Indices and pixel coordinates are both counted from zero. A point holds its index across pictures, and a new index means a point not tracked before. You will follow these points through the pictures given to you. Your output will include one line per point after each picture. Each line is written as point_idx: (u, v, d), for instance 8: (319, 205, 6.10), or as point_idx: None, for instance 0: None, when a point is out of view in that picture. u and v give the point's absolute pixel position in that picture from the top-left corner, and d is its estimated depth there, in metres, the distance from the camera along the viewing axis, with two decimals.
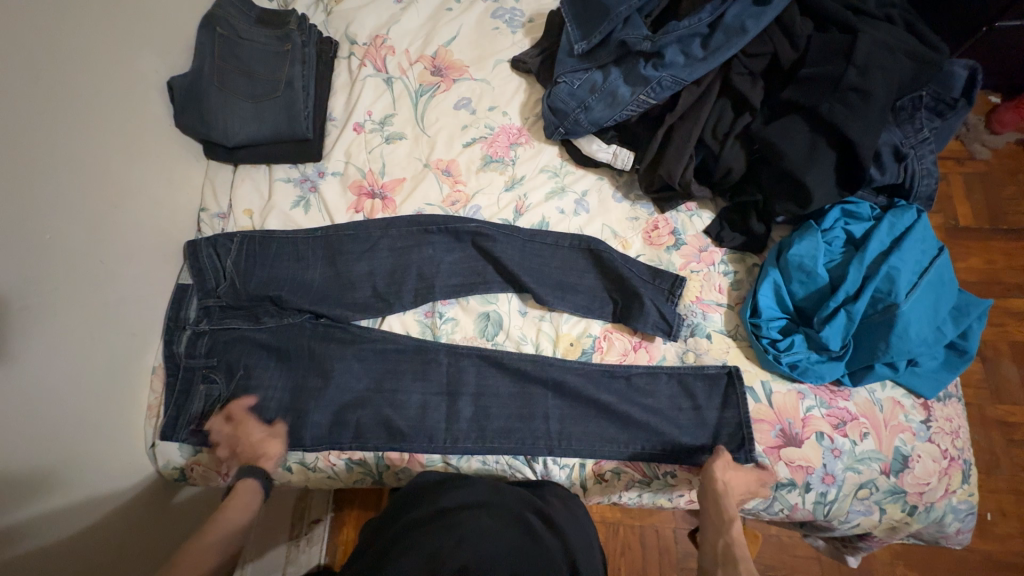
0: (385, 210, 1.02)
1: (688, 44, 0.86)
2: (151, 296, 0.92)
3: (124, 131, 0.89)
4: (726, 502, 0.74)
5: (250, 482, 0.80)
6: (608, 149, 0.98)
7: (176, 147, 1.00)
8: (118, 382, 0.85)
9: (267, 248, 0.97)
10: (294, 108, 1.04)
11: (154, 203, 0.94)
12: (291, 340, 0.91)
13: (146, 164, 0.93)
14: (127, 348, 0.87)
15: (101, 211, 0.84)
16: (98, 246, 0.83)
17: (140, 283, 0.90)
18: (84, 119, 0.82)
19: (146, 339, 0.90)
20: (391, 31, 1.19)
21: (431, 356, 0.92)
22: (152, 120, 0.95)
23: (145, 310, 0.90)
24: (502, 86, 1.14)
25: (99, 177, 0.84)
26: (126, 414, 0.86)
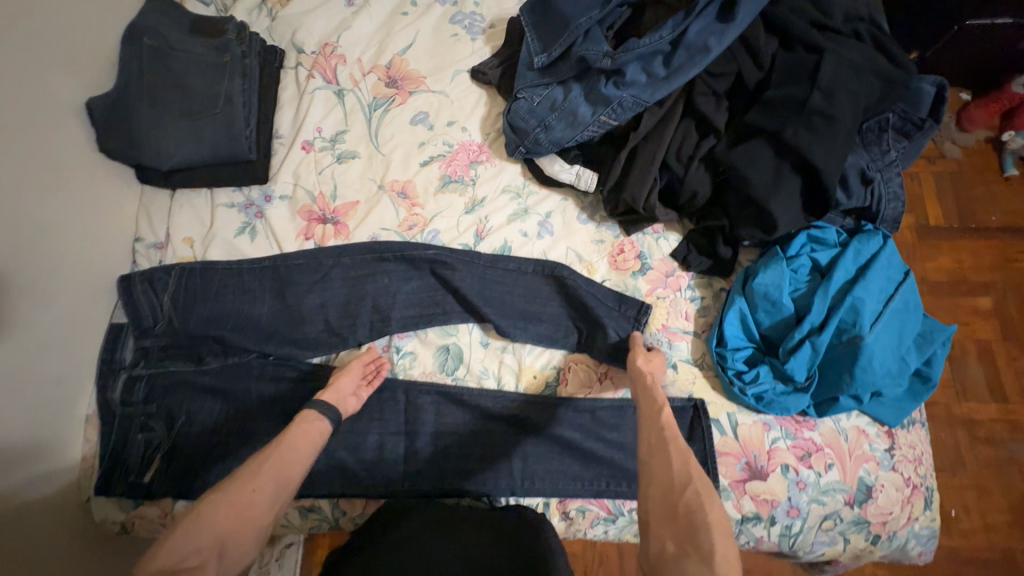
0: (338, 236, 0.96)
1: (650, 62, 0.82)
2: (79, 338, 0.85)
3: (40, 158, 0.81)
4: (654, 388, 0.77)
5: (311, 410, 0.77)
6: (571, 170, 0.93)
7: (103, 171, 0.92)
8: (44, 437, 0.78)
9: (210, 282, 0.91)
10: (234, 127, 0.96)
11: (78, 234, 0.86)
12: (236, 382, 0.86)
13: (67, 193, 0.85)
14: (51, 399, 0.80)
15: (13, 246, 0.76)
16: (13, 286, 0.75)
17: (64, 325, 0.82)
18: None
19: (74, 386, 0.84)
20: (342, 38, 1.11)
21: (386, 393, 0.88)
22: (73, 142, 0.87)
23: (72, 353, 0.83)
24: (461, 99, 1.08)
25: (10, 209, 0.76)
26: (55, 470, 0.79)
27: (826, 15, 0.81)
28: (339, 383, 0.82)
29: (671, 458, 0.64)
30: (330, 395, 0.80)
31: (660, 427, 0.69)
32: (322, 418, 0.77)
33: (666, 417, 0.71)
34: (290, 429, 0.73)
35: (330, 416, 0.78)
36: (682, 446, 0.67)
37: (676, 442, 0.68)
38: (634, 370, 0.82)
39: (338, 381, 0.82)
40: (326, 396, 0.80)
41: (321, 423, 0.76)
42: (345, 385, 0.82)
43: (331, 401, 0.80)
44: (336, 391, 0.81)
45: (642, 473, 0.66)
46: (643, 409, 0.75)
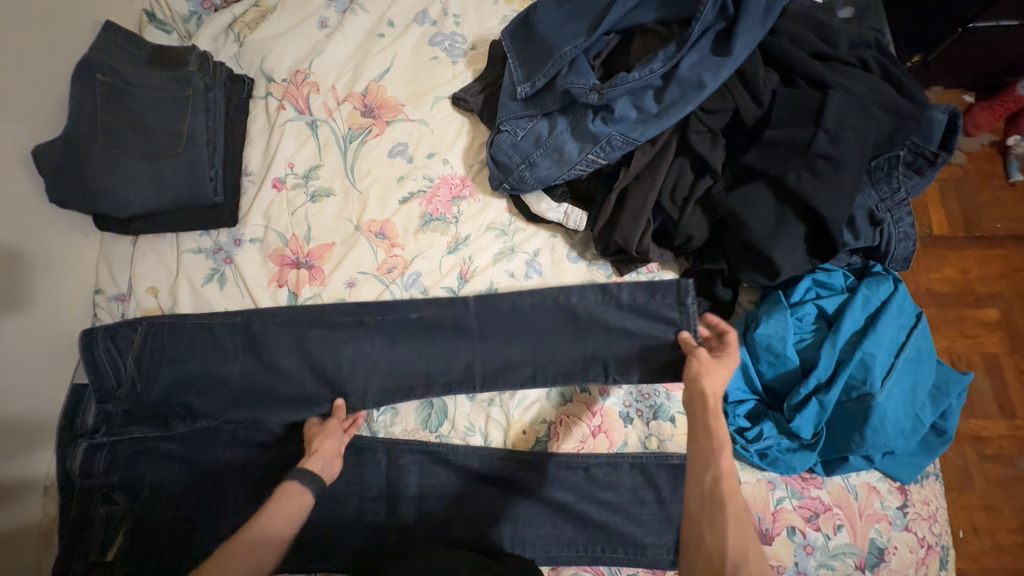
0: (313, 282, 0.91)
1: (641, 97, 0.76)
2: (32, 404, 0.79)
3: None
4: (715, 420, 0.62)
5: (293, 482, 0.69)
6: (559, 208, 0.87)
7: (55, 221, 0.86)
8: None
9: (178, 338, 0.85)
10: (197, 168, 0.90)
11: (28, 291, 0.80)
12: (206, 448, 0.82)
13: (13, 250, 0.79)
14: (3, 475, 0.75)
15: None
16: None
17: (18, 392, 0.77)
18: None
19: (28, 457, 0.78)
20: (314, 64, 1.05)
21: (367, 453, 0.84)
22: (19, 192, 0.81)
23: (26, 421, 0.78)
24: (443, 128, 1.02)
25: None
26: (18, 554, 0.74)
27: (828, 45, 0.75)
28: (323, 448, 0.77)
29: (725, 529, 0.54)
30: (315, 461, 0.75)
31: (716, 484, 0.57)
32: (303, 492, 0.69)
33: (726, 468, 0.59)
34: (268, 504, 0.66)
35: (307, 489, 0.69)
36: (739, 511, 0.56)
37: (734, 503, 0.56)
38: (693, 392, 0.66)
39: (321, 447, 0.77)
40: (309, 464, 0.74)
41: (301, 497, 0.68)
42: (329, 448, 0.77)
43: (315, 468, 0.74)
44: (320, 455, 0.75)
45: (688, 530, 0.57)
46: (697, 443, 0.62)
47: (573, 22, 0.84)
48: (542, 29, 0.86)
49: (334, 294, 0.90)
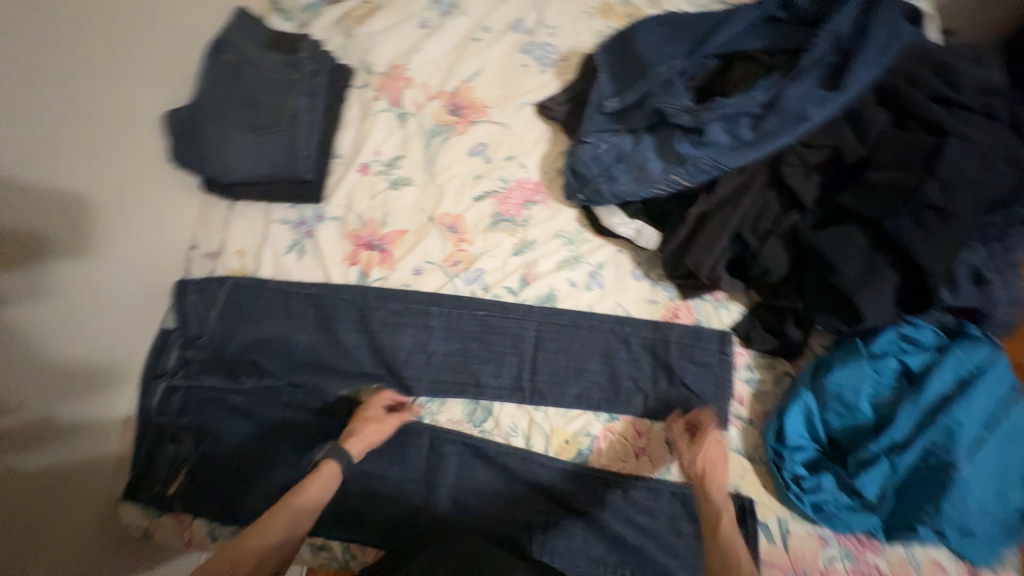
0: (383, 265, 0.95)
1: (735, 124, 0.75)
2: (127, 345, 0.87)
3: (106, 166, 0.84)
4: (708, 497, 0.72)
5: (333, 464, 0.77)
6: (631, 225, 0.87)
7: (168, 184, 0.95)
8: (86, 440, 0.80)
9: (258, 299, 0.92)
10: (296, 146, 0.98)
11: (138, 244, 0.90)
12: (267, 406, 0.86)
13: (129, 201, 0.88)
14: (93, 407, 0.82)
15: (65, 256, 0.78)
16: (59, 292, 0.77)
17: (114, 329, 0.85)
18: (60, 154, 0.77)
19: (114, 391, 0.85)
20: (411, 61, 1.11)
21: (411, 439, 0.86)
22: (143, 154, 0.91)
23: (119, 360, 0.86)
24: (523, 134, 1.04)
25: (64, 219, 0.77)
26: (95, 477, 0.81)
27: (953, 88, 0.71)
28: (366, 433, 0.81)
29: None
30: (355, 446, 0.80)
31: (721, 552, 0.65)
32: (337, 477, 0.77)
33: (726, 532, 0.67)
34: (306, 484, 0.74)
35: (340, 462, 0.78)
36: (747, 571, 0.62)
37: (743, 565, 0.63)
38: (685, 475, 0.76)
39: (364, 430, 0.81)
40: (351, 445, 0.79)
41: (332, 478, 0.76)
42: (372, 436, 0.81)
43: (354, 449, 0.79)
44: (363, 440, 0.80)
45: None
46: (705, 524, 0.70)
47: (673, 43, 0.85)
48: (641, 48, 0.87)
49: (400, 279, 0.94)
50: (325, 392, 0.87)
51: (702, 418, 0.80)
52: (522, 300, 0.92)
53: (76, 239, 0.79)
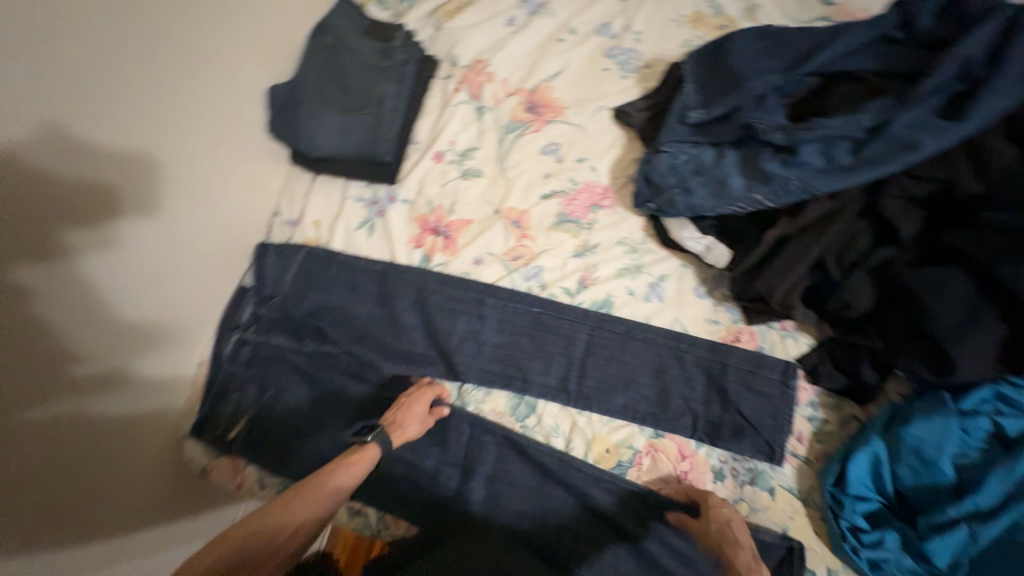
0: (445, 251, 0.98)
1: (833, 146, 0.71)
2: (206, 311, 0.95)
3: (205, 138, 0.91)
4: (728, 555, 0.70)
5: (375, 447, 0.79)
6: (701, 240, 0.84)
7: (262, 162, 1.03)
8: (161, 386, 0.88)
9: (327, 268, 0.97)
10: (379, 129, 1.03)
11: (229, 219, 0.97)
12: (325, 370, 0.91)
13: (221, 171, 0.95)
14: (171, 358, 0.89)
15: (160, 231, 0.85)
16: (153, 262, 0.84)
17: (195, 288, 0.92)
18: (166, 125, 0.83)
19: (190, 345, 0.93)
20: (495, 57, 1.14)
21: (452, 425, 0.87)
22: (243, 137, 0.98)
23: (199, 323, 0.94)
24: (597, 137, 1.04)
25: (163, 196, 0.85)
26: (166, 420, 0.89)
27: None
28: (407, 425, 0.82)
29: None
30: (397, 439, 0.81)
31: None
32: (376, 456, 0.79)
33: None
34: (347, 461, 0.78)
35: (381, 448, 0.80)
36: None
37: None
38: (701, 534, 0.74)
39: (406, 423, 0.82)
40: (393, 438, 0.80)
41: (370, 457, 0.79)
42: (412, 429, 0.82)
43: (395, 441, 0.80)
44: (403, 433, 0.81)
45: None
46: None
47: (773, 56, 0.82)
48: (736, 60, 0.84)
49: (460, 267, 0.96)
50: (376, 364, 0.90)
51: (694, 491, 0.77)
52: (577, 302, 0.91)
53: (172, 215, 0.87)
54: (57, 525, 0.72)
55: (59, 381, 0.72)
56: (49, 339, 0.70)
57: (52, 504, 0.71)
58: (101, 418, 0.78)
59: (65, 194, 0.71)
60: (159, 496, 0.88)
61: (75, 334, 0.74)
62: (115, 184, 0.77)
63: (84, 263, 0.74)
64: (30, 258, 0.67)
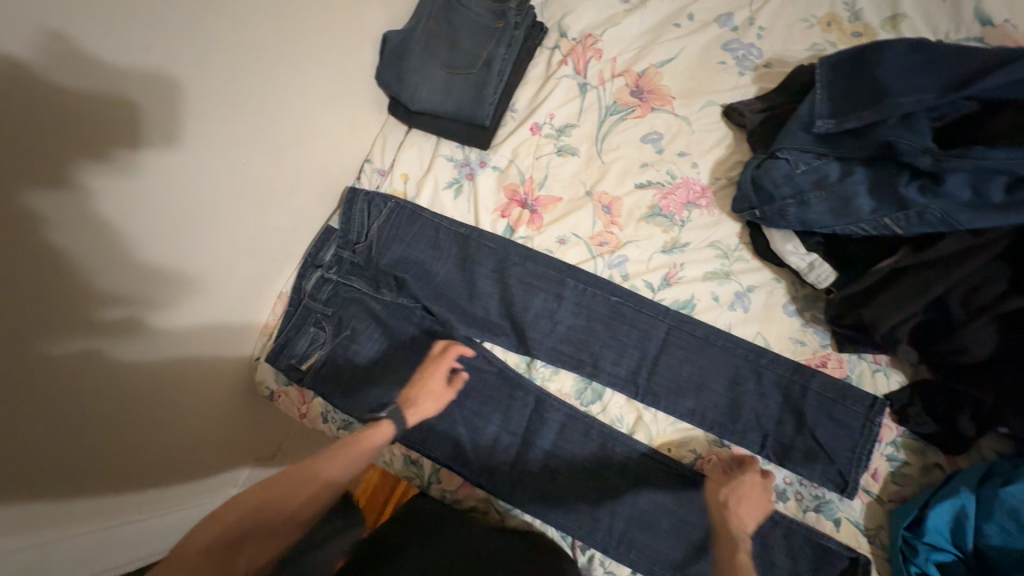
0: (530, 225, 0.97)
1: (985, 180, 0.66)
2: (249, 266, 0.90)
3: (285, 84, 0.85)
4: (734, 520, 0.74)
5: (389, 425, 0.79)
6: (804, 257, 0.81)
7: (336, 115, 0.98)
8: (206, 332, 0.86)
9: (413, 223, 0.98)
10: (482, 91, 1.01)
11: (287, 174, 0.91)
12: (400, 322, 0.93)
13: (300, 119, 0.90)
14: (220, 304, 0.87)
15: (227, 179, 0.80)
16: (198, 211, 0.77)
17: (253, 238, 0.89)
18: (247, 67, 0.77)
19: (239, 293, 0.90)
20: (606, 33, 1.09)
21: (514, 396, 0.88)
22: (318, 87, 0.91)
23: (244, 277, 0.90)
24: (703, 132, 0.99)
25: (217, 139, 0.76)
26: (212, 362, 0.89)
27: None
28: (423, 404, 0.84)
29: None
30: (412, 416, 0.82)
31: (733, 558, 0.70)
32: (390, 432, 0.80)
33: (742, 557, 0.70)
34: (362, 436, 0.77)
35: (395, 424, 0.80)
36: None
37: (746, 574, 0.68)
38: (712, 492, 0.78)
39: (422, 403, 0.84)
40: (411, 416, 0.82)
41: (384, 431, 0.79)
42: (427, 408, 0.84)
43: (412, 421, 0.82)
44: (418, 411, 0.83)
45: None
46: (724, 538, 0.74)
47: (927, 74, 0.76)
48: (881, 73, 0.79)
49: (544, 244, 0.95)
50: (447, 322, 0.91)
51: (745, 458, 0.80)
52: (658, 299, 0.90)
53: (224, 162, 0.79)
54: (63, 470, 0.70)
55: (105, 322, 0.69)
56: (74, 276, 0.63)
57: (76, 443, 0.70)
58: (137, 365, 0.75)
59: (111, 117, 0.62)
60: (188, 431, 0.89)
61: (104, 275, 0.66)
62: (168, 115, 0.69)
63: (124, 199, 0.66)
64: (64, 185, 0.59)
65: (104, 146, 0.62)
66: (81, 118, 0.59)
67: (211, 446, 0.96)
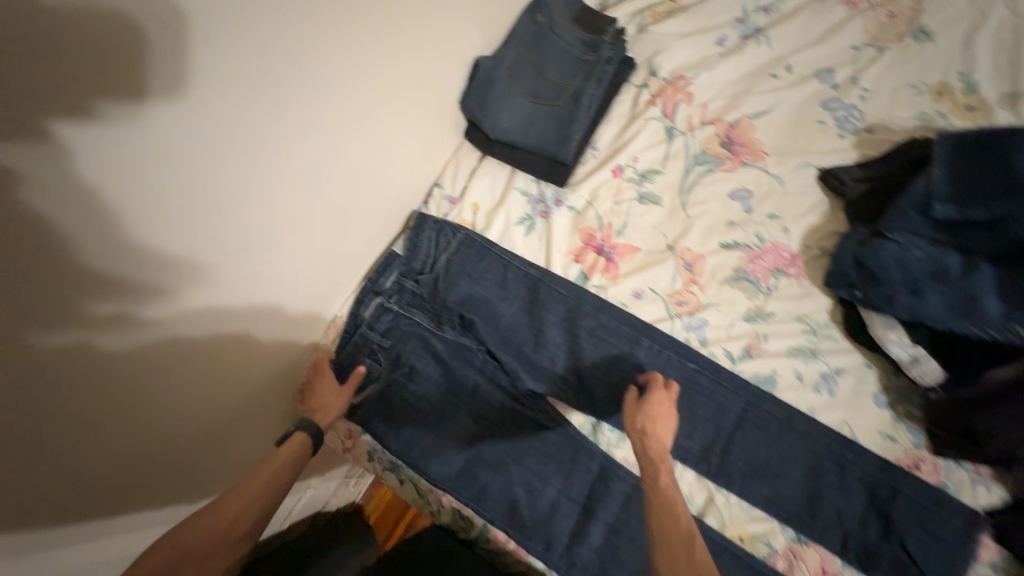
0: (605, 273, 0.92)
1: None
2: (277, 268, 0.80)
3: (363, 91, 0.79)
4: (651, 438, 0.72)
5: (299, 433, 0.76)
6: (907, 349, 0.76)
7: (405, 124, 0.90)
8: (234, 343, 0.77)
9: (481, 257, 0.93)
10: (567, 126, 0.96)
11: (341, 177, 0.83)
12: (462, 363, 0.88)
13: (372, 132, 0.84)
14: (251, 312, 0.78)
15: (276, 176, 0.73)
16: (224, 191, 0.66)
17: (296, 242, 0.81)
18: (328, 68, 0.71)
19: (269, 300, 0.81)
20: (699, 77, 1.04)
21: (578, 458, 0.82)
22: (394, 96, 0.85)
23: (269, 280, 0.79)
24: (797, 196, 0.94)
25: (263, 115, 0.67)
26: (241, 374, 0.81)
27: None
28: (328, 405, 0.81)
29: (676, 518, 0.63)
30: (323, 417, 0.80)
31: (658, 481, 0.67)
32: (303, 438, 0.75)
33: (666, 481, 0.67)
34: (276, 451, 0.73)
35: (304, 432, 0.76)
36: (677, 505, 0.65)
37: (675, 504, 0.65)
38: (629, 418, 0.76)
39: (327, 403, 0.81)
40: (323, 421, 0.80)
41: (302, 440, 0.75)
42: (334, 406, 0.81)
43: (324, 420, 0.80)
44: (327, 414, 0.80)
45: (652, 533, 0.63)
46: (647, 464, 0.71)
47: None
48: (1016, 162, 0.73)
49: (619, 296, 0.90)
50: (510, 369, 0.86)
51: (652, 376, 0.80)
52: (737, 371, 0.85)
53: (270, 148, 0.70)
54: (59, 482, 0.60)
55: (123, 323, 0.60)
56: (69, 248, 0.51)
57: (71, 456, 0.61)
58: (154, 371, 0.66)
59: (143, 63, 0.51)
60: (199, 448, 0.79)
61: (104, 251, 0.54)
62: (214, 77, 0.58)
63: (150, 176, 0.56)
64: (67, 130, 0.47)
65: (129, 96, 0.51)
66: (107, 55, 0.48)
67: (218, 469, 0.85)
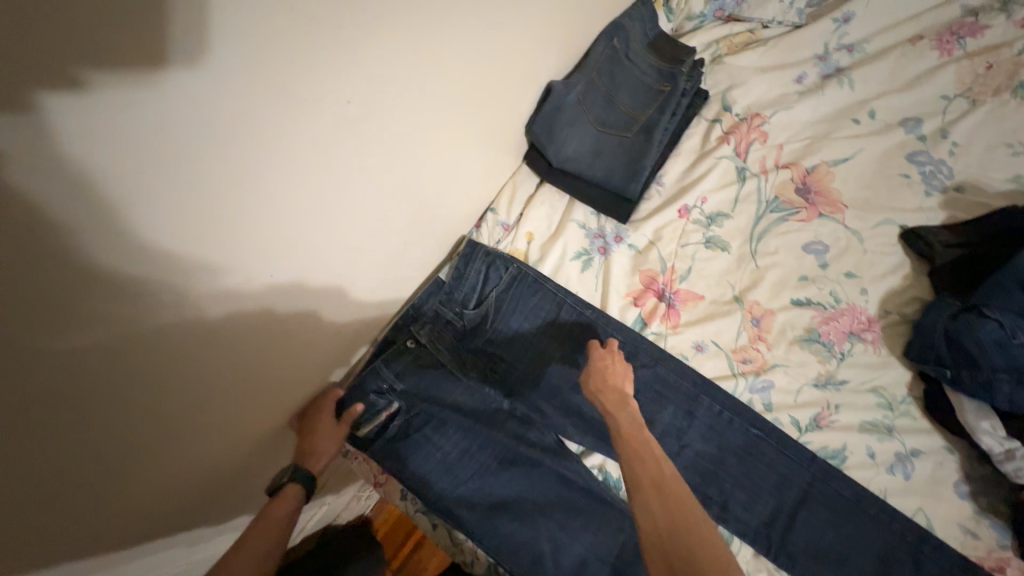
0: (665, 320, 0.86)
1: None
2: (322, 296, 0.72)
3: (437, 114, 0.72)
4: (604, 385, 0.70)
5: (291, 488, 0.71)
6: (1000, 440, 0.70)
7: (468, 145, 0.83)
8: (261, 372, 0.69)
9: (534, 294, 0.88)
10: (636, 160, 0.91)
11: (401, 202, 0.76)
12: (491, 412, 0.85)
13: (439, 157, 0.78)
14: (286, 341, 0.70)
15: (341, 204, 0.65)
16: (278, 195, 0.56)
17: (345, 272, 0.73)
18: (410, 91, 0.64)
19: (304, 330, 0.73)
20: (776, 116, 0.98)
21: (628, 521, 0.77)
22: (465, 118, 0.78)
23: (311, 298, 0.70)
24: (878, 256, 0.87)
25: (338, 137, 0.58)
26: (260, 400, 0.73)
27: None
28: (320, 448, 0.75)
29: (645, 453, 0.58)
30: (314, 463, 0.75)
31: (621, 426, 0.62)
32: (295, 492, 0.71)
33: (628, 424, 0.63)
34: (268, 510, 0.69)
35: (298, 486, 0.71)
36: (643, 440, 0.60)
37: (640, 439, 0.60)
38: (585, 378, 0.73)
39: (317, 445, 0.76)
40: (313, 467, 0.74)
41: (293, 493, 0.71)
42: (327, 448, 0.75)
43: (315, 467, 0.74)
44: (319, 458, 0.75)
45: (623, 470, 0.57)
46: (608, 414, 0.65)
47: None
48: None
49: (679, 347, 0.84)
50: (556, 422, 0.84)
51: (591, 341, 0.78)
52: (803, 441, 0.79)
53: (339, 174, 0.62)
54: (56, 528, 0.52)
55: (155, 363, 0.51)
56: (99, 268, 0.41)
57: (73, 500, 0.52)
58: (179, 407, 0.58)
59: (215, 62, 0.41)
60: (202, 480, 0.71)
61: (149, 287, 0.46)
62: (296, 68, 0.49)
63: (210, 202, 0.48)
64: (109, 124, 0.36)
65: (192, 87, 0.41)
66: (184, 72, 0.39)
67: (214, 496, 0.76)
